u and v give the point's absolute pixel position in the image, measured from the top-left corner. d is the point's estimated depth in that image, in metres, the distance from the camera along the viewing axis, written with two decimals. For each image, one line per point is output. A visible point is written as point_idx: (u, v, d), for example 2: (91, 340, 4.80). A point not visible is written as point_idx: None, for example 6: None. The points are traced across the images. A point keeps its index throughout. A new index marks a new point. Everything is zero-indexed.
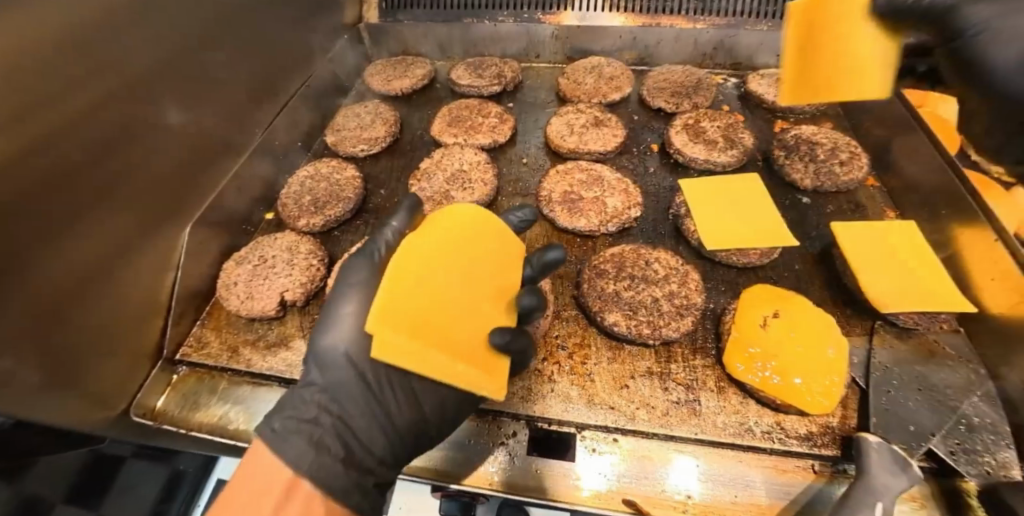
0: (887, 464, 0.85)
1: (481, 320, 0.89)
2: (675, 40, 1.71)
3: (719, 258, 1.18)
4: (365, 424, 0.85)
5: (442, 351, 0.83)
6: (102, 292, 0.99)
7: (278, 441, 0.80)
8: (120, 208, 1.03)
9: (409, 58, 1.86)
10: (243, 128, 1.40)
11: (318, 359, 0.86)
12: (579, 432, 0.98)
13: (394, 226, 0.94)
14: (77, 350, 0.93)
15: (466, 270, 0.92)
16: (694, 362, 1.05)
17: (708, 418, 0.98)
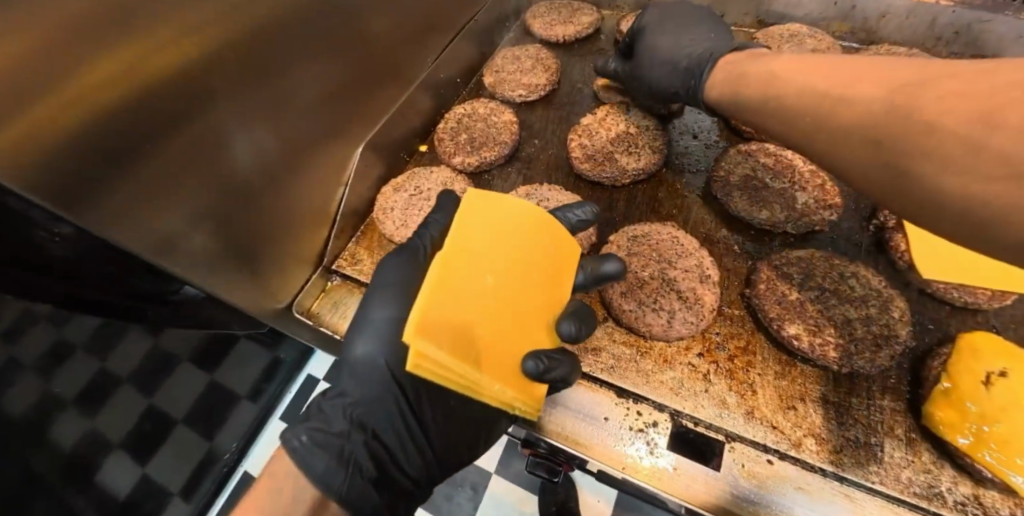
0: None
1: (517, 335, 0.86)
2: (906, 17, 1.43)
3: (934, 289, 1.00)
4: (394, 443, 0.91)
5: (477, 369, 0.80)
6: (274, 190, 1.06)
7: (305, 455, 0.83)
8: (297, 113, 1.06)
9: (574, 4, 1.70)
10: (411, 57, 1.38)
11: (350, 369, 0.91)
12: (727, 442, 0.88)
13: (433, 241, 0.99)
14: (247, 239, 1.01)
15: (511, 279, 0.86)
16: (880, 401, 0.91)
17: (889, 468, 0.85)
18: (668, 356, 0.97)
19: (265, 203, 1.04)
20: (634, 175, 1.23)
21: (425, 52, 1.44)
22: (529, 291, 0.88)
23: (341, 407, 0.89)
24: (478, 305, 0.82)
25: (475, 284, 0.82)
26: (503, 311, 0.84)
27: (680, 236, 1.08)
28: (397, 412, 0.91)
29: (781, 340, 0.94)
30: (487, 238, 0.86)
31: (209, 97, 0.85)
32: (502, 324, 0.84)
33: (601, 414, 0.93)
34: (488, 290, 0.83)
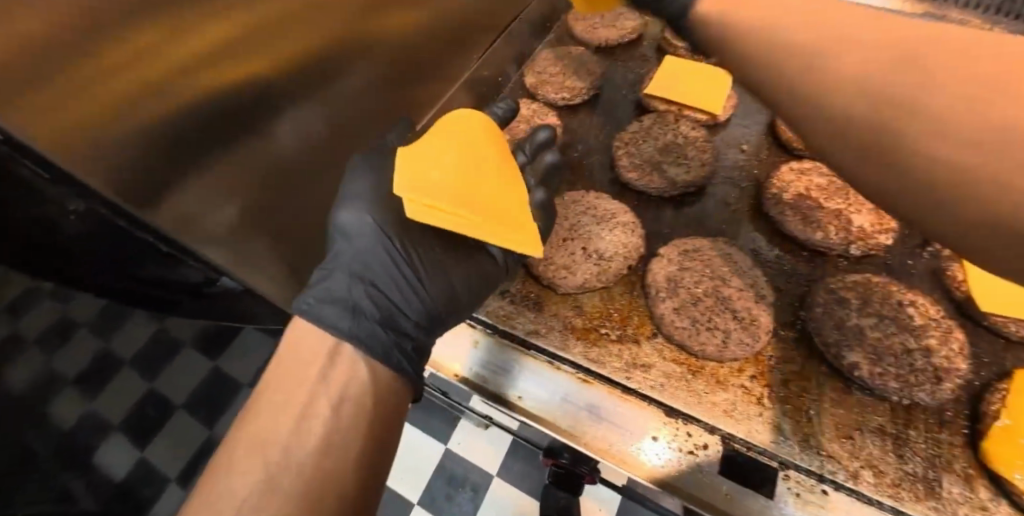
0: None
1: (485, 198, 0.97)
2: None
3: (989, 322, 0.97)
4: (383, 278, 0.93)
5: (486, 215, 0.96)
6: (319, 178, 1.03)
7: (312, 311, 0.84)
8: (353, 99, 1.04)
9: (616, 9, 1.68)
10: (457, 50, 1.34)
11: (342, 229, 0.95)
12: (782, 470, 0.86)
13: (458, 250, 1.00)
14: (288, 227, 0.98)
15: (436, 144, 1.00)
16: (938, 435, 0.88)
17: (947, 505, 0.82)
18: (722, 377, 0.95)
19: (310, 189, 1.02)
20: (682, 186, 1.20)
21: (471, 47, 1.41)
22: (454, 156, 0.98)
23: (336, 262, 0.93)
24: (451, 175, 0.96)
25: (447, 166, 0.97)
26: (472, 177, 0.98)
27: (733, 254, 1.07)
28: (375, 258, 0.93)
29: (839, 366, 0.92)
30: (434, 136, 1.02)
31: (288, 72, 0.83)
32: (476, 181, 0.98)
33: (650, 434, 0.90)
34: (447, 165, 0.97)
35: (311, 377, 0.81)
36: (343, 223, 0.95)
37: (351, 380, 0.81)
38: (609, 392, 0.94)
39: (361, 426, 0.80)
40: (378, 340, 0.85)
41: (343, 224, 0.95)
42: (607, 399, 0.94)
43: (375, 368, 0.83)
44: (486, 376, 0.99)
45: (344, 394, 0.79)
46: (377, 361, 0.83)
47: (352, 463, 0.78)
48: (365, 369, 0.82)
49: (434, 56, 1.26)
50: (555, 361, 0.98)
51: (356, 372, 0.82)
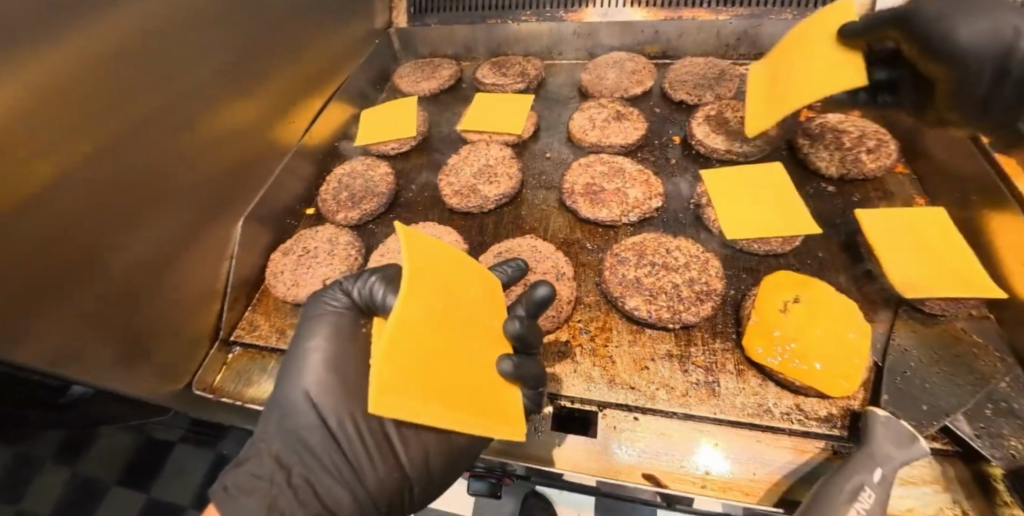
0: (894, 436, 0.89)
1: (445, 387, 0.77)
2: (697, 32, 1.73)
3: (739, 246, 1.24)
4: (320, 440, 0.90)
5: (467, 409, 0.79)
6: (167, 272, 1.13)
7: (230, 502, 0.84)
8: (181, 200, 1.17)
9: (435, 61, 1.93)
10: (281, 133, 1.51)
11: (283, 409, 0.94)
12: (600, 410, 1.03)
13: (315, 347, 0.97)
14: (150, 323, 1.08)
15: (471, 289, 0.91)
16: (713, 345, 1.09)
17: (727, 399, 1.02)
18: (541, 349, 1.12)
19: (164, 287, 1.12)
20: (497, 200, 1.39)
21: (296, 126, 1.57)
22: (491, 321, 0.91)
23: (264, 445, 0.91)
24: (437, 323, 0.80)
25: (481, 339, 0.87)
26: (440, 355, 0.78)
27: (537, 244, 1.26)
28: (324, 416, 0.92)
29: (627, 312, 1.13)
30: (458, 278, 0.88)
31: (94, 204, 0.95)
32: (773, 86, 1.30)
33: None
34: (792, 42, 1.29)
35: None
36: (301, 384, 0.94)
37: None
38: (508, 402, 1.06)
39: None
40: None
41: (295, 385, 0.94)
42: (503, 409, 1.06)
43: None
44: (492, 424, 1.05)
45: None
46: None
47: None
48: None
49: (257, 143, 1.41)
50: None
51: None
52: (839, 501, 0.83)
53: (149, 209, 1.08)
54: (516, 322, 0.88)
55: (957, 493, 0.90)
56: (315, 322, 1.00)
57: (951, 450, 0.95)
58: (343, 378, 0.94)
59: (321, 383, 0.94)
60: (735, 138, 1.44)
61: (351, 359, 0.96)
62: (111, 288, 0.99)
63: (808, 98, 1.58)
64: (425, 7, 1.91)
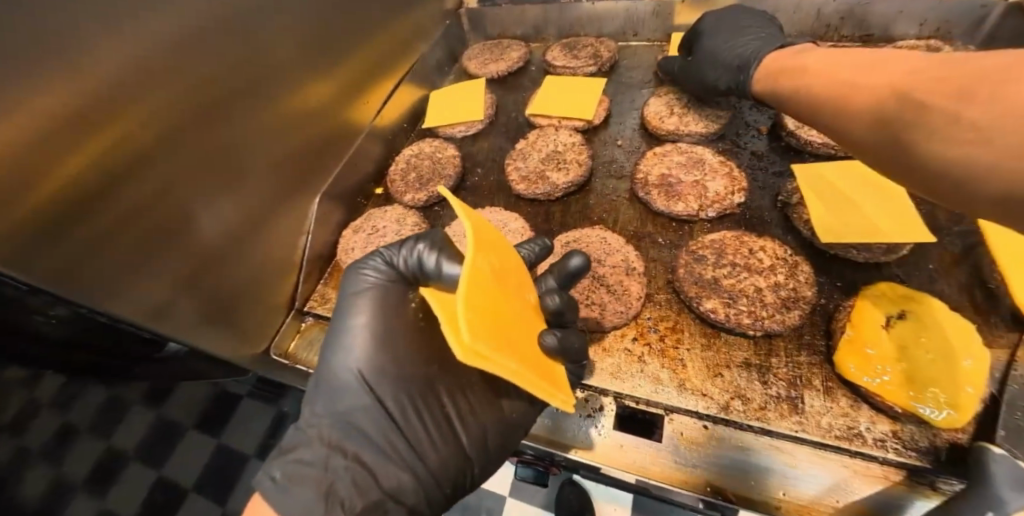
0: (1007, 477, 0.75)
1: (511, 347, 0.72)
2: (794, 11, 1.58)
3: (834, 251, 1.12)
4: (372, 419, 0.89)
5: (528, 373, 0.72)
6: (247, 244, 1.16)
7: (279, 490, 0.80)
8: (259, 175, 1.20)
9: (505, 42, 1.88)
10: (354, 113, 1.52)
11: (331, 385, 0.92)
12: (667, 415, 0.97)
13: (360, 323, 0.93)
14: (233, 293, 1.11)
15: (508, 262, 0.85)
16: (798, 358, 1.00)
17: (811, 417, 0.93)
18: (607, 345, 1.06)
19: (244, 257, 1.15)
20: (564, 188, 1.34)
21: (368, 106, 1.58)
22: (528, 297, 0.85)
23: (316, 426, 0.89)
24: (494, 282, 0.76)
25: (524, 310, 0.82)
26: (501, 315, 0.73)
27: (607, 236, 1.20)
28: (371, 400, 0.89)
29: (702, 314, 1.06)
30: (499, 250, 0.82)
31: (181, 176, 0.99)
32: None
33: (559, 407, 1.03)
34: None
35: None
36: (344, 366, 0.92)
37: None
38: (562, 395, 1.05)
39: None
40: None
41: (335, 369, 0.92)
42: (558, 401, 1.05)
43: None
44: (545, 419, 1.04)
45: None
46: None
47: None
48: None
49: (332, 122, 1.43)
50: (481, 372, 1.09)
51: None
52: None
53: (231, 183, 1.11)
54: (555, 296, 0.88)
55: None
56: (355, 297, 0.95)
57: None
58: (389, 359, 0.91)
59: (369, 360, 0.91)
60: None
61: (395, 339, 0.92)
62: (196, 258, 1.02)
63: None
64: None
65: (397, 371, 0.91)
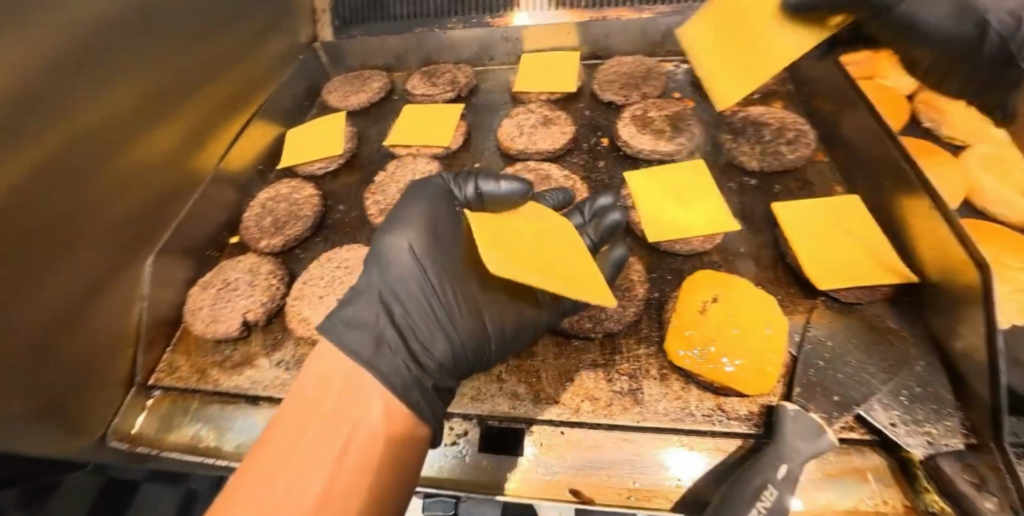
0: (801, 431, 0.90)
1: (539, 269, 0.82)
2: (624, 31, 1.72)
3: (662, 247, 1.24)
4: (410, 286, 0.93)
5: (560, 273, 0.84)
6: (73, 322, 1.07)
7: (337, 334, 0.86)
8: (86, 246, 1.11)
9: (365, 73, 1.88)
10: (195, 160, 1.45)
11: (378, 254, 0.96)
12: (528, 428, 1.02)
13: (419, 206, 0.99)
14: (55, 379, 1.02)
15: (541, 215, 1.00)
16: (638, 351, 1.09)
17: (650, 406, 1.02)
18: None
19: (70, 338, 1.06)
20: None
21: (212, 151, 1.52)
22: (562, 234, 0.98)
23: (371, 286, 0.93)
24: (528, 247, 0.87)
25: (557, 238, 0.95)
26: (520, 234, 0.88)
27: None
28: (435, 264, 0.95)
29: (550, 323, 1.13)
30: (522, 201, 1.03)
31: None
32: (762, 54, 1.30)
33: None
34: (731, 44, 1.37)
35: (320, 410, 0.80)
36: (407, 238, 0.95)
37: (361, 428, 0.78)
38: None
39: (370, 459, 0.77)
40: (400, 376, 0.84)
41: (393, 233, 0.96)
42: None
43: (398, 433, 0.81)
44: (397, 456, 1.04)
45: (352, 444, 0.77)
46: (394, 397, 0.82)
47: (369, 492, 0.75)
48: (381, 410, 0.81)
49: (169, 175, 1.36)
50: None
51: (368, 419, 0.80)
52: (743, 498, 0.84)
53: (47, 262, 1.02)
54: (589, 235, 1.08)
55: (875, 484, 0.92)
56: (411, 196, 1.01)
57: (870, 439, 0.97)
58: (437, 240, 0.97)
59: (419, 236, 0.95)
60: (660, 137, 1.45)
61: (449, 229, 0.99)
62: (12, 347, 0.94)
63: None
64: (350, 18, 1.87)
65: (452, 235, 0.98)
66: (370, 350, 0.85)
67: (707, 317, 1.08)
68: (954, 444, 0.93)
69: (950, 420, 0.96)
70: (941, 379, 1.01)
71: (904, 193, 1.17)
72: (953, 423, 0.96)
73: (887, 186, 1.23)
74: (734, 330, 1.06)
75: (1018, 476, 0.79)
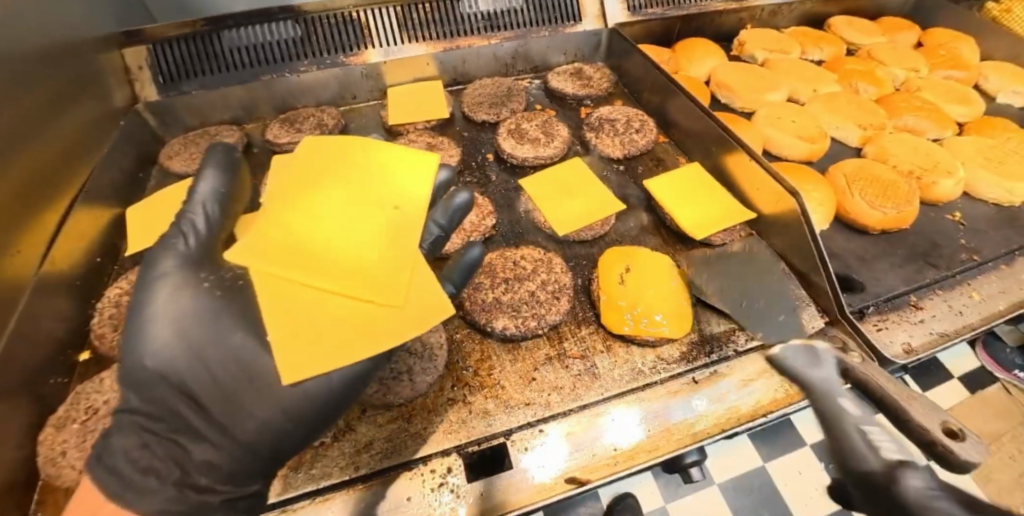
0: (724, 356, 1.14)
1: (327, 314, 0.89)
2: (477, 57, 1.88)
3: (570, 237, 1.39)
4: (201, 381, 0.85)
5: (349, 309, 0.91)
6: None
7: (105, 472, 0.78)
8: None
9: (214, 130, 1.74)
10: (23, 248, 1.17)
11: (128, 378, 0.84)
12: (508, 439, 1.05)
13: (162, 303, 0.88)
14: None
15: (372, 185, 1.10)
16: (581, 333, 1.22)
17: (607, 376, 1.15)
18: (431, 405, 1.09)
19: None
20: None
21: (39, 236, 1.24)
22: (396, 213, 1.05)
23: (155, 393, 0.84)
24: (314, 247, 0.96)
25: (377, 225, 1.02)
26: (321, 248, 0.96)
27: None
28: (191, 364, 0.85)
29: (497, 333, 1.19)
30: (366, 155, 1.17)
31: None
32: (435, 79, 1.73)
33: (403, 495, 0.96)
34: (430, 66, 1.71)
35: None
36: (146, 353, 0.85)
37: None
38: (399, 476, 0.98)
39: None
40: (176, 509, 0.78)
41: (145, 349, 0.85)
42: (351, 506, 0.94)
43: None
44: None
45: None
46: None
47: None
48: None
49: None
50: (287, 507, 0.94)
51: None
52: None
53: None
54: (437, 224, 1.06)
55: None
56: (156, 284, 0.89)
57: (765, 343, 1.21)
58: (188, 339, 0.86)
59: (179, 334, 0.86)
60: (537, 144, 1.61)
61: (199, 320, 0.87)
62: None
63: (583, 98, 1.83)
64: (178, 73, 1.69)
65: (210, 331, 0.87)
66: (127, 494, 0.77)
67: (626, 283, 1.25)
68: (817, 325, 1.23)
69: (809, 309, 1.25)
70: (794, 280, 1.31)
71: (727, 152, 1.48)
72: (812, 309, 1.25)
73: (717, 151, 1.53)
74: (649, 288, 1.25)
75: (861, 334, 1.15)
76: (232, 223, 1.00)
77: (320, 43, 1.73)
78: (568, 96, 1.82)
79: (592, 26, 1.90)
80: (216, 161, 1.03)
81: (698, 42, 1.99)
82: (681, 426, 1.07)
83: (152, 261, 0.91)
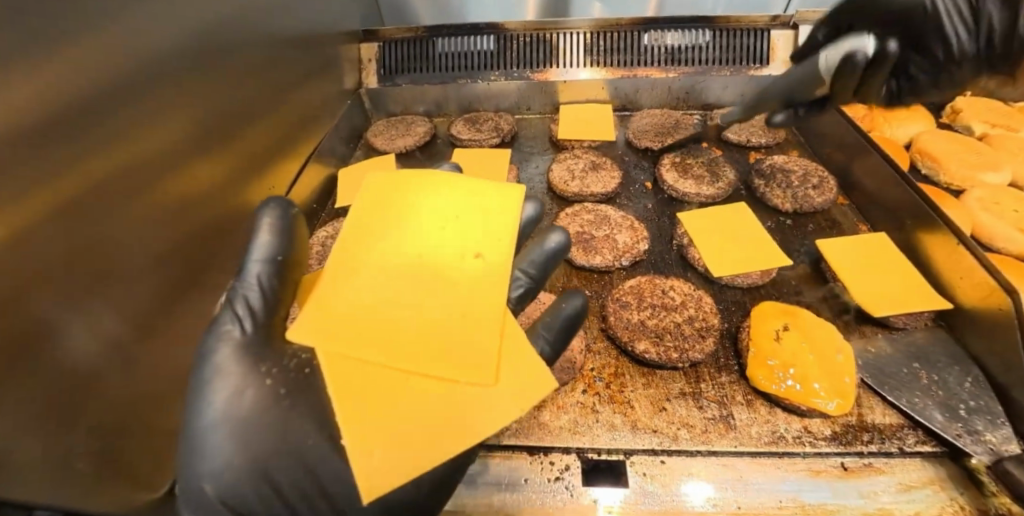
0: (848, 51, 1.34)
1: (399, 400, 0.83)
2: (652, 88, 1.90)
3: (725, 281, 1.34)
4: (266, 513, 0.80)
5: (424, 389, 0.84)
6: (141, 358, 1.02)
7: None
8: (148, 275, 1.05)
9: (407, 119, 1.96)
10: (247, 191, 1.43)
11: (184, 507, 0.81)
12: (626, 459, 1.05)
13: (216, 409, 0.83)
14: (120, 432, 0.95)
15: (450, 227, 1.02)
16: (720, 379, 1.17)
17: (742, 430, 1.08)
18: (561, 402, 1.13)
19: (140, 375, 1.01)
20: None
21: (264, 182, 1.51)
22: (478, 269, 0.96)
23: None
24: (383, 313, 0.89)
25: (459, 285, 0.94)
26: (388, 315, 0.89)
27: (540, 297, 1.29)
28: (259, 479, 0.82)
29: (637, 356, 1.19)
30: (434, 194, 1.08)
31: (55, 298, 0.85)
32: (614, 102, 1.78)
33: (521, 477, 1.03)
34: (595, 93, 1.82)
35: None
36: (204, 474, 0.81)
37: None
38: (522, 458, 1.05)
39: None
40: None
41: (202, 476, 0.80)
42: (526, 471, 1.03)
43: None
44: (491, 491, 1.00)
45: None
46: None
47: None
48: None
49: (220, 209, 1.30)
50: (494, 452, 1.06)
51: None
52: None
53: (117, 294, 0.97)
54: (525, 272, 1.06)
55: (953, 490, 1.01)
56: (209, 385, 0.84)
57: (939, 451, 1.06)
58: (254, 452, 0.82)
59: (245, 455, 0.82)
60: (701, 182, 1.58)
61: (264, 431, 0.83)
62: (79, 389, 0.88)
63: (756, 142, 1.77)
64: (394, 67, 1.95)
65: (277, 441, 0.83)
66: None
67: (785, 342, 1.17)
68: (1012, 450, 1.03)
69: (1004, 428, 1.06)
70: (990, 392, 1.12)
71: (926, 229, 1.33)
72: (1008, 431, 1.06)
73: (912, 225, 1.39)
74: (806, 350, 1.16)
75: None
76: (289, 290, 0.94)
77: (512, 57, 1.87)
78: (739, 140, 1.78)
79: (779, 71, 1.83)
80: (268, 219, 0.94)
81: (901, 103, 1.82)
82: (817, 509, 0.97)
83: (205, 356, 0.86)
